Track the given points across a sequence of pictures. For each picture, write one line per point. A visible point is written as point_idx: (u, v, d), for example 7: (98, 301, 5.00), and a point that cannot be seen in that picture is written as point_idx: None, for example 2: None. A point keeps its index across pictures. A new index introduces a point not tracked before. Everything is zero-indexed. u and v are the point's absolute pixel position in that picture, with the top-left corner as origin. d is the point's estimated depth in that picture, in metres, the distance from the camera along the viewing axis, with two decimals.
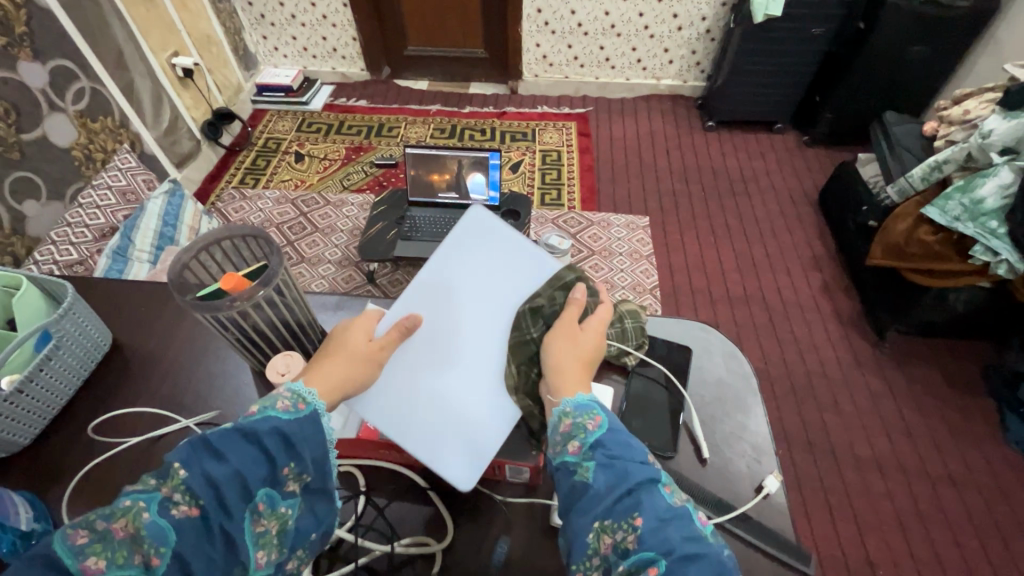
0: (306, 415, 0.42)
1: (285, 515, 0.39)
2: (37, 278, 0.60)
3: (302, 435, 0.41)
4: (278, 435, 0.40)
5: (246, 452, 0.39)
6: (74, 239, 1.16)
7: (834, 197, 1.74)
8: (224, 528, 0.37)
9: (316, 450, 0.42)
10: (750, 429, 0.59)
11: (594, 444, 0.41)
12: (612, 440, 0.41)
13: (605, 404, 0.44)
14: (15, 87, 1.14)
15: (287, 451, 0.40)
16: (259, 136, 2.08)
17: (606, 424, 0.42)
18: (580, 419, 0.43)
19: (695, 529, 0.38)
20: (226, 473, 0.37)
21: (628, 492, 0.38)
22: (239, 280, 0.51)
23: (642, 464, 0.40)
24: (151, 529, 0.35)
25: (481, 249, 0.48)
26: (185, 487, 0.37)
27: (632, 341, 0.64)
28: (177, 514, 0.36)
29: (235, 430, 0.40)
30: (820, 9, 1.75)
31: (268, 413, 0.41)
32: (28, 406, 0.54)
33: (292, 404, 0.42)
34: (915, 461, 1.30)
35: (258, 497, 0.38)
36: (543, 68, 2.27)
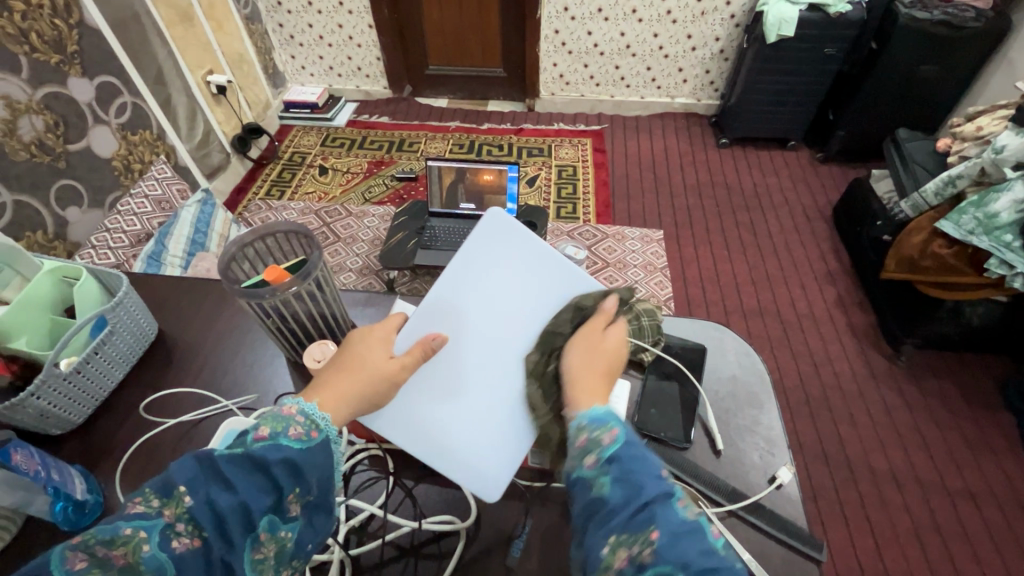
0: (318, 443, 0.41)
1: (286, 539, 0.39)
2: (94, 270, 0.65)
3: (311, 463, 0.40)
4: (287, 463, 0.39)
5: (253, 481, 0.38)
6: (112, 244, 1.21)
7: (848, 212, 1.75)
8: (225, 558, 0.36)
9: (323, 475, 0.41)
10: (763, 423, 0.61)
11: (610, 459, 0.40)
12: (628, 455, 0.40)
13: (619, 418, 0.42)
14: (65, 101, 1.22)
15: (294, 480, 0.39)
16: (285, 150, 2.17)
17: (622, 438, 0.40)
18: (595, 434, 0.41)
19: (711, 545, 0.37)
20: (232, 504, 0.37)
21: (641, 508, 0.37)
22: (281, 272, 0.56)
23: (656, 479, 0.39)
24: (150, 562, 0.35)
25: (499, 258, 0.46)
26: (188, 517, 0.36)
27: (648, 338, 0.66)
28: (178, 546, 0.36)
29: (245, 456, 0.39)
30: (833, 30, 1.78)
31: (279, 440, 0.40)
32: (83, 386, 0.59)
33: (305, 432, 0.41)
34: (934, 476, 1.28)
35: (259, 525, 0.38)
36: (559, 86, 2.34)
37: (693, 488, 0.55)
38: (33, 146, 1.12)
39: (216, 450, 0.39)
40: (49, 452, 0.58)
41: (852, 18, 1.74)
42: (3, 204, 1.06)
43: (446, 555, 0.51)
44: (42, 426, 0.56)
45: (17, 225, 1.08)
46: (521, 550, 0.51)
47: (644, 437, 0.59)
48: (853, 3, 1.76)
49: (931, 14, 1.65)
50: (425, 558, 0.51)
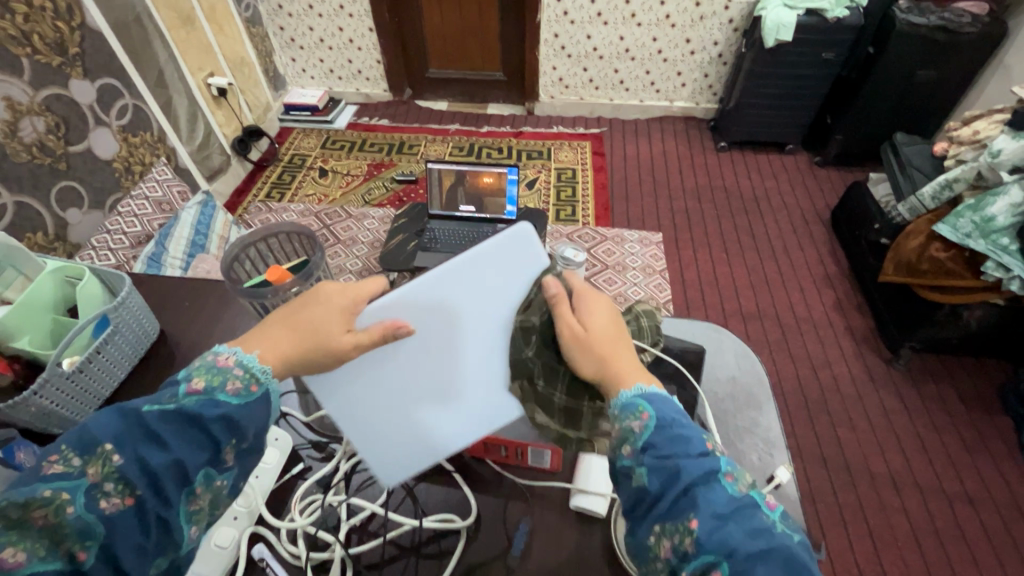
0: (257, 397, 0.42)
1: (221, 487, 0.41)
2: (97, 270, 0.65)
3: (248, 416, 0.41)
4: (225, 420, 0.40)
5: (188, 436, 0.39)
6: (112, 245, 1.21)
7: (846, 215, 1.76)
8: (161, 514, 0.37)
9: (259, 426, 0.43)
10: (761, 423, 0.61)
11: (643, 446, 0.40)
12: (661, 438, 0.40)
13: (652, 398, 0.42)
14: (66, 102, 1.22)
15: (230, 432, 0.41)
16: (285, 152, 2.17)
17: (653, 423, 0.40)
18: (626, 422, 0.41)
19: (765, 523, 0.36)
20: (166, 460, 0.38)
21: (680, 492, 0.37)
22: (282, 273, 0.56)
23: (695, 459, 0.38)
24: (76, 523, 0.35)
25: (498, 268, 0.44)
26: (118, 476, 0.36)
27: (648, 338, 0.61)
28: (107, 506, 0.36)
29: (179, 412, 0.39)
30: (830, 35, 1.79)
31: (216, 396, 0.41)
32: (85, 385, 0.59)
33: (243, 387, 0.42)
34: (932, 479, 1.29)
35: (195, 479, 0.39)
36: (559, 90, 2.35)
37: None
38: (34, 148, 1.13)
39: (146, 405, 0.39)
40: None
41: (849, 24, 1.76)
42: (4, 205, 1.06)
43: (445, 553, 0.51)
44: (44, 425, 0.57)
45: (18, 226, 1.08)
46: (522, 548, 0.51)
47: None
48: (850, 8, 1.78)
49: (927, 20, 1.67)
50: (425, 556, 0.51)
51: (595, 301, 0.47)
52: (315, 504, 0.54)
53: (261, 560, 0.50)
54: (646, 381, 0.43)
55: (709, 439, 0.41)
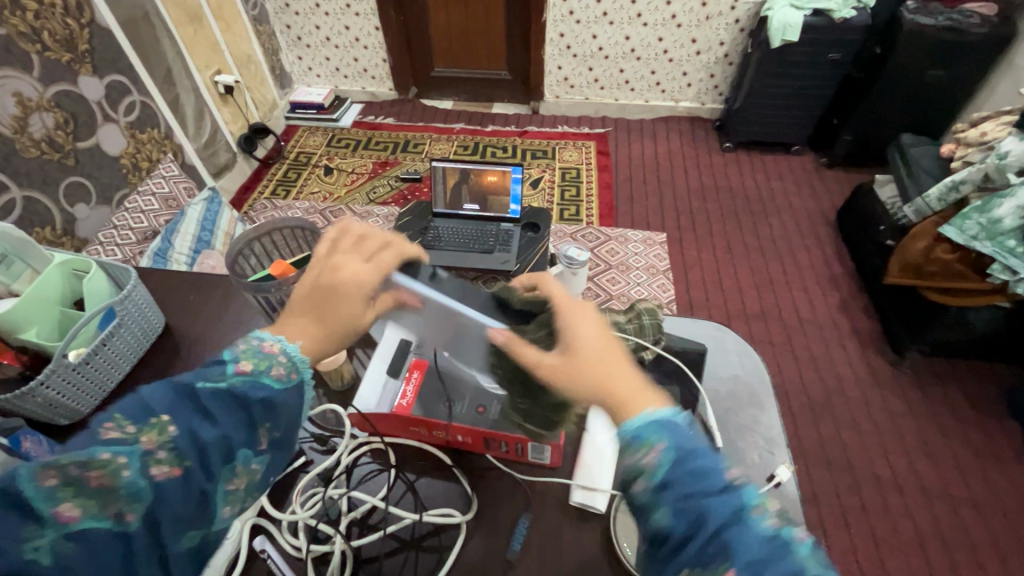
0: (297, 384, 0.43)
1: (256, 475, 0.41)
2: (104, 263, 0.66)
3: (288, 402, 0.42)
4: (268, 402, 0.41)
5: (234, 414, 0.40)
6: (119, 241, 1.23)
7: (852, 217, 1.75)
8: (203, 487, 0.38)
9: (296, 417, 0.43)
10: (763, 423, 0.61)
11: (660, 485, 0.38)
12: (680, 474, 0.38)
13: (662, 429, 0.40)
14: (75, 99, 1.23)
15: (270, 417, 0.41)
16: (291, 150, 2.18)
17: (668, 457, 0.39)
18: (639, 456, 0.39)
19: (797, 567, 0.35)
20: (216, 436, 0.39)
21: (709, 537, 0.35)
22: (286, 267, 0.58)
23: (720, 498, 0.37)
24: (128, 486, 0.36)
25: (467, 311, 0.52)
26: (171, 446, 0.37)
27: (648, 336, 0.66)
28: (157, 473, 0.37)
29: (227, 392, 0.40)
30: (837, 35, 1.79)
31: (262, 379, 0.41)
32: (90, 377, 0.60)
33: (286, 373, 0.43)
34: (936, 482, 1.28)
35: (237, 458, 0.40)
36: (564, 90, 2.34)
37: None
38: (43, 143, 1.14)
39: (198, 381, 0.40)
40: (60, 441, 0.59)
41: (856, 24, 1.75)
42: (14, 199, 1.07)
43: (445, 547, 0.51)
44: (49, 416, 0.57)
45: (27, 220, 1.09)
46: (522, 543, 0.51)
47: None
48: (857, 8, 1.77)
49: (935, 20, 1.66)
50: (425, 550, 0.51)
51: (575, 321, 0.47)
52: (316, 497, 0.54)
53: (262, 551, 0.51)
54: (656, 406, 0.42)
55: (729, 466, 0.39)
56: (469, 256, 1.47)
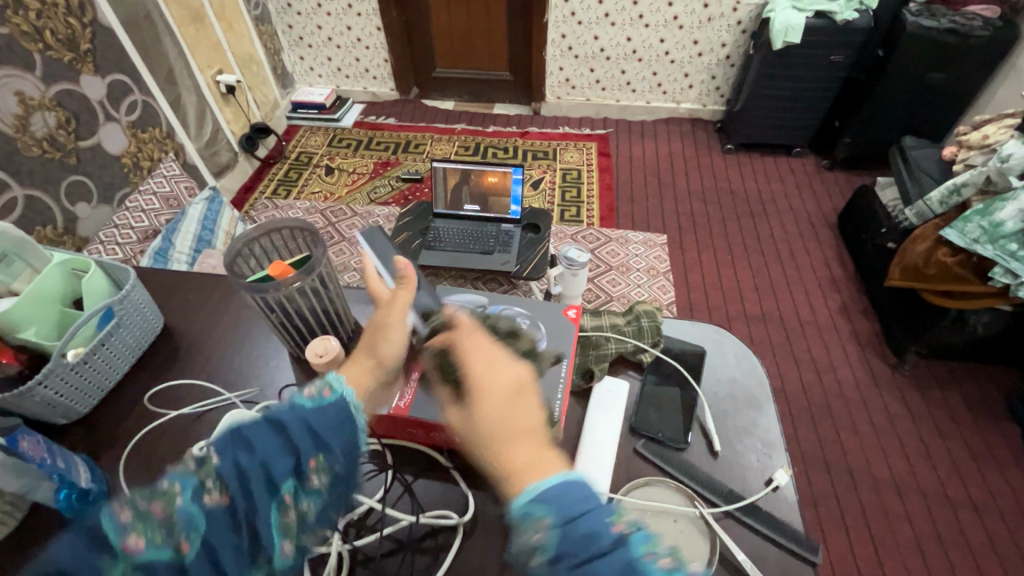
0: (332, 402, 0.44)
1: (305, 509, 0.41)
2: (103, 262, 0.66)
3: (325, 421, 0.43)
4: (307, 426, 0.42)
5: (276, 442, 0.41)
6: (120, 240, 1.23)
7: (853, 219, 1.75)
8: (252, 519, 0.38)
9: (344, 445, 0.44)
10: (762, 425, 0.61)
11: (554, 562, 0.35)
12: (570, 545, 0.35)
13: (546, 500, 0.37)
14: (77, 98, 1.24)
15: (313, 443, 0.42)
16: (292, 150, 2.18)
17: (557, 529, 0.36)
18: (529, 534, 0.36)
19: None
20: (257, 462, 0.39)
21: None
22: (284, 268, 0.58)
23: (610, 561, 0.35)
24: (183, 514, 0.36)
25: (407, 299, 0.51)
26: (218, 474, 0.38)
27: (648, 339, 0.67)
28: (209, 500, 0.37)
29: (270, 422, 0.42)
30: (839, 37, 1.78)
31: (296, 402, 0.44)
32: (88, 376, 0.60)
33: (317, 392, 0.45)
34: (936, 486, 1.28)
35: (283, 488, 0.40)
36: (565, 90, 2.34)
37: (691, 488, 0.54)
38: (44, 142, 1.14)
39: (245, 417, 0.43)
40: (58, 441, 0.59)
41: (858, 26, 1.75)
42: (15, 198, 1.07)
43: (443, 549, 0.51)
44: (47, 415, 0.57)
45: (28, 219, 1.09)
46: None
47: (642, 436, 0.59)
48: (859, 10, 1.77)
49: (937, 23, 1.66)
50: (422, 552, 0.51)
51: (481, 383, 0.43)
52: None
53: None
54: (545, 476, 0.39)
55: (616, 515, 0.37)
56: (469, 257, 1.47)
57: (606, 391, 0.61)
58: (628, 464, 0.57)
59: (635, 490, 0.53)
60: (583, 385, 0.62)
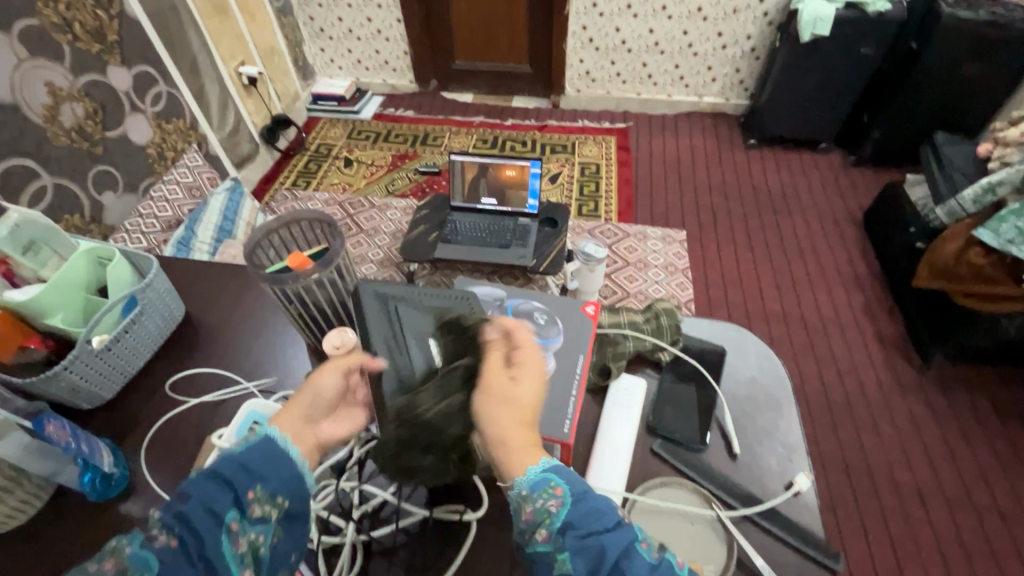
0: (258, 441, 0.43)
1: (256, 540, 0.40)
2: (126, 251, 0.67)
3: (261, 454, 0.42)
4: (243, 463, 0.41)
5: (213, 485, 0.40)
6: (144, 229, 1.25)
7: (880, 217, 1.70)
8: (203, 552, 0.38)
9: (288, 472, 0.43)
10: (782, 428, 0.59)
11: (561, 529, 0.39)
12: (578, 516, 0.39)
13: (564, 473, 0.40)
14: (104, 89, 1.26)
15: (252, 478, 0.41)
16: (312, 141, 2.20)
17: (568, 499, 0.39)
18: (541, 503, 0.39)
19: None
20: (196, 503, 0.39)
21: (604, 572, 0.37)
22: (303, 259, 0.58)
23: (613, 534, 0.38)
24: (133, 561, 0.36)
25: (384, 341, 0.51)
26: (162, 522, 0.38)
27: (666, 337, 0.66)
28: (157, 544, 0.37)
29: (205, 471, 0.41)
30: (870, 28, 1.73)
31: (229, 447, 0.43)
32: (113, 363, 0.61)
33: (247, 435, 0.44)
34: (960, 493, 1.24)
35: (229, 518, 0.39)
36: (585, 83, 2.32)
37: (708, 490, 0.54)
38: (73, 132, 1.16)
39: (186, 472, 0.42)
40: (83, 425, 0.60)
41: (890, 17, 1.69)
42: (44, 186, 1.10)
43: (456, 543, 0.51)
44: (73, 399, 0.59)
45: (57, 207, 1.12)
46: None
47: (659, 436, 0.58)
48: (892, 1, 1.71)
49: (975, 13, 1.60)
50: (434, 545, 0.51)
51: (534, 370, 0.45)
52: (328, 489, 0.54)
53: None
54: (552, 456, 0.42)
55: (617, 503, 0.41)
56: (485, 250, 1.46)
57: (623, 390, 0.60)
58: (643, 464, 0.56)
59: (651, 490, 0.52)
60: (599, 383, 0.62)
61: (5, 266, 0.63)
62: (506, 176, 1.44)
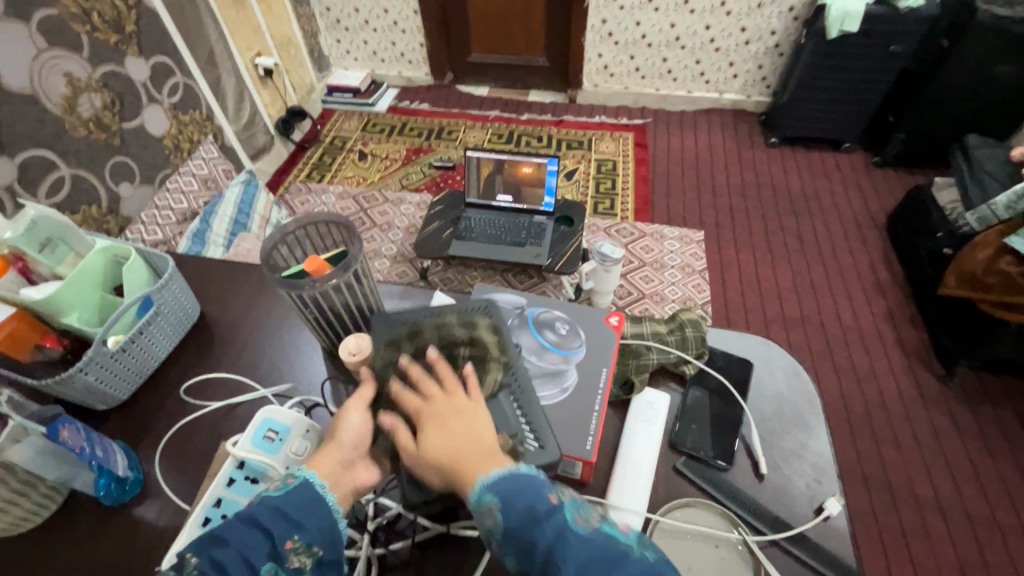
0: (297, 486, 0.43)
1: None
2: (143, 250, 0.66)
3: (294, 505, 0.42)
4: (277, 513, 0.42)
5: (248, 536, 0.41)
6: (161, 221, 1.25)
7: (905, 221, 1.65)
8: None
9: (321, 524, 0.43)
10: (812, 448, 0.57)
11: (503, 536, 0.41)
12: (514, 523, 0.40)
13: (495, 485, 0.41)
14: (122, 80, 1.25)
15: (288, 529, 0.42)
16: (326, 134, 2.19)
17: (502, 511, 0.41)
18: (480, 516, 0.42)
19: (622, 552, 0.39)
20: (231, 556, 0.40)
21: (542, 566, 0.39)
22: (321, 263, 0.56)
23: (546, 527, 0.40)
24: None
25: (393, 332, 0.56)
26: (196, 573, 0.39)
27: (691, 350, 0.64)
28: None
29: (240, 518, 0.42)
30: (901, 26, 1.67)
31: (264, 495, 0.43)
32: (128, 365, 0.60)
33: (282, 481, 0.44)
34: (983, 508, 1.21)
35: (263, 570, 0.40)
36: (603, 78, 2.27)
37: (734, 513, 0.52)
38: (91, 123, 1.16)
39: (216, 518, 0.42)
40: (98, 425, 0.60)
41: (923, 14, 1.63)
42: (63, 177, 1.10)
43: (474, 559, 0.50)
44: (88, 400, 0.58)
45: (75, 198, 1.12)
46: None
47: (683, 454, 0.56)
48: None
49: (1012, 11, 1.54)
50: (449, 562, 0.50)
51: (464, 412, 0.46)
52: None
53: None
54: (496, 468, 0.43)
55: (549, 487, 0.42)
56: (499, 249, 1.44)
57: (646, 404, 0.58)
58: (667, 482, 0.54)
59: (675, 511, 0.51)
60: (621, 396, 0.60)
61: (21, 263, 0.62)
62: (523, 173, 1.42)
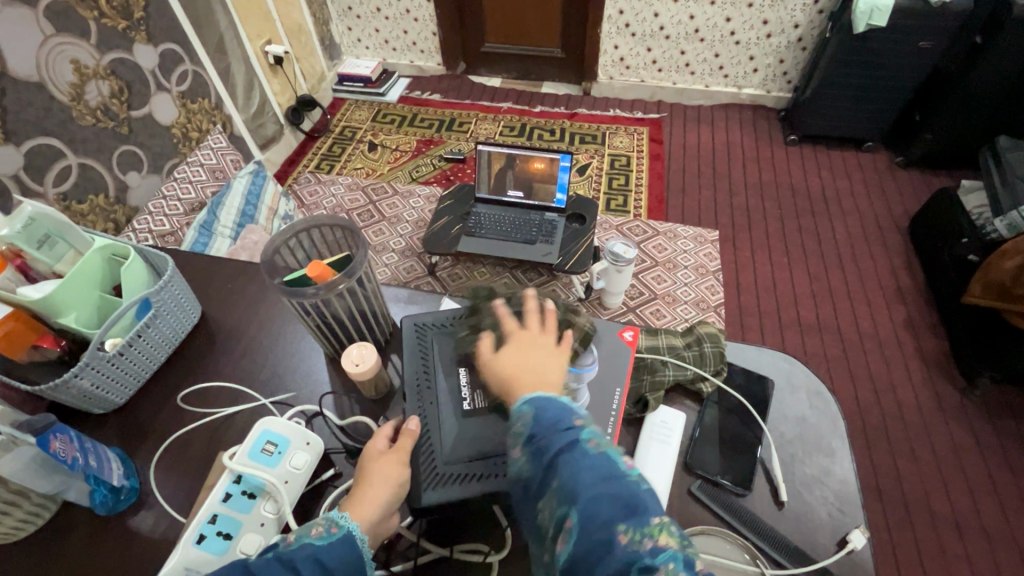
0: (340, 538, 0.42)
1: None
2: (142, 249, 0.64)
3: (336, 558, 0.41)
4: (317, 565, 0.40)
5: None
6: (168, 212, 1.23)
7: (928, 225, 1.60)
8: None
9: None
10: (835, 475, 0.54)
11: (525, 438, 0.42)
12: (537, 427, 0.42)
13: (532, 398, 0.43)
14: (130, 68, 1.23)
15: None
16: (337, 124, 2.17)
17: (534, 415, 0.42)
18: (513, 418, 0.44)
19: (619, 474, 0.39)
20: None
21: (545, 468, 0.40)
22: (324, 269, 0.54)
23: (559, 436, 0.41)
24: None
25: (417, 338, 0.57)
26: None
27: (709, 367, 0.61)
28: None
29: (275, 563, 0.39)
30: (932, 21, 1.60)
31: (303, 541, 0.41)
32: (125, 369, 0.59)
33: (326, 529, 0.42)
34: (1002, 527, 1.17)
35: None
36: (618, 70, 2.22)
37: (753, 543, 0.49)
38: (98, 111, 1.14)
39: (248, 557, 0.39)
40: (94, 430, 0.59)
41: (956, 9, 1.56)
42: (70, 165, 1.08)
43: None
44: (84, 405, 0.57)
45: (82, 187, 1.11)
46: None
47: (698, 477, 0.54)
48: None
49: None
50: None
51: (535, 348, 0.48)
52: None
53: None
54: (543, 391, 0.44)
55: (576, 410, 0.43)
56: (510, 247, 1.41)
57: (660, 424, 0.56)
58: (682, 506, 0.52)
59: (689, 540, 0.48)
60: (634, 415, 0.57)
61: (19, 260, 0.60)
62: (535, 169, 1.38)
